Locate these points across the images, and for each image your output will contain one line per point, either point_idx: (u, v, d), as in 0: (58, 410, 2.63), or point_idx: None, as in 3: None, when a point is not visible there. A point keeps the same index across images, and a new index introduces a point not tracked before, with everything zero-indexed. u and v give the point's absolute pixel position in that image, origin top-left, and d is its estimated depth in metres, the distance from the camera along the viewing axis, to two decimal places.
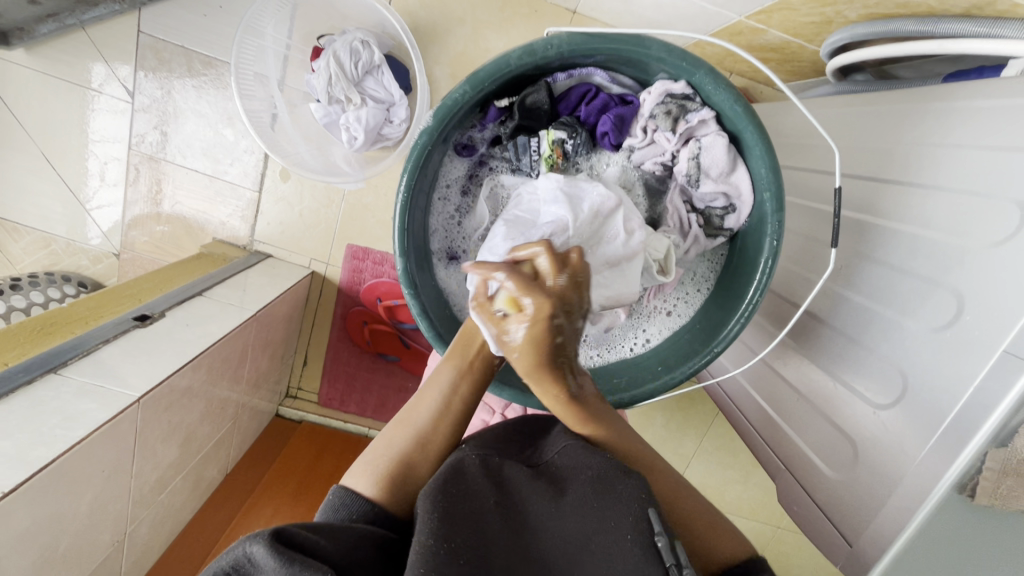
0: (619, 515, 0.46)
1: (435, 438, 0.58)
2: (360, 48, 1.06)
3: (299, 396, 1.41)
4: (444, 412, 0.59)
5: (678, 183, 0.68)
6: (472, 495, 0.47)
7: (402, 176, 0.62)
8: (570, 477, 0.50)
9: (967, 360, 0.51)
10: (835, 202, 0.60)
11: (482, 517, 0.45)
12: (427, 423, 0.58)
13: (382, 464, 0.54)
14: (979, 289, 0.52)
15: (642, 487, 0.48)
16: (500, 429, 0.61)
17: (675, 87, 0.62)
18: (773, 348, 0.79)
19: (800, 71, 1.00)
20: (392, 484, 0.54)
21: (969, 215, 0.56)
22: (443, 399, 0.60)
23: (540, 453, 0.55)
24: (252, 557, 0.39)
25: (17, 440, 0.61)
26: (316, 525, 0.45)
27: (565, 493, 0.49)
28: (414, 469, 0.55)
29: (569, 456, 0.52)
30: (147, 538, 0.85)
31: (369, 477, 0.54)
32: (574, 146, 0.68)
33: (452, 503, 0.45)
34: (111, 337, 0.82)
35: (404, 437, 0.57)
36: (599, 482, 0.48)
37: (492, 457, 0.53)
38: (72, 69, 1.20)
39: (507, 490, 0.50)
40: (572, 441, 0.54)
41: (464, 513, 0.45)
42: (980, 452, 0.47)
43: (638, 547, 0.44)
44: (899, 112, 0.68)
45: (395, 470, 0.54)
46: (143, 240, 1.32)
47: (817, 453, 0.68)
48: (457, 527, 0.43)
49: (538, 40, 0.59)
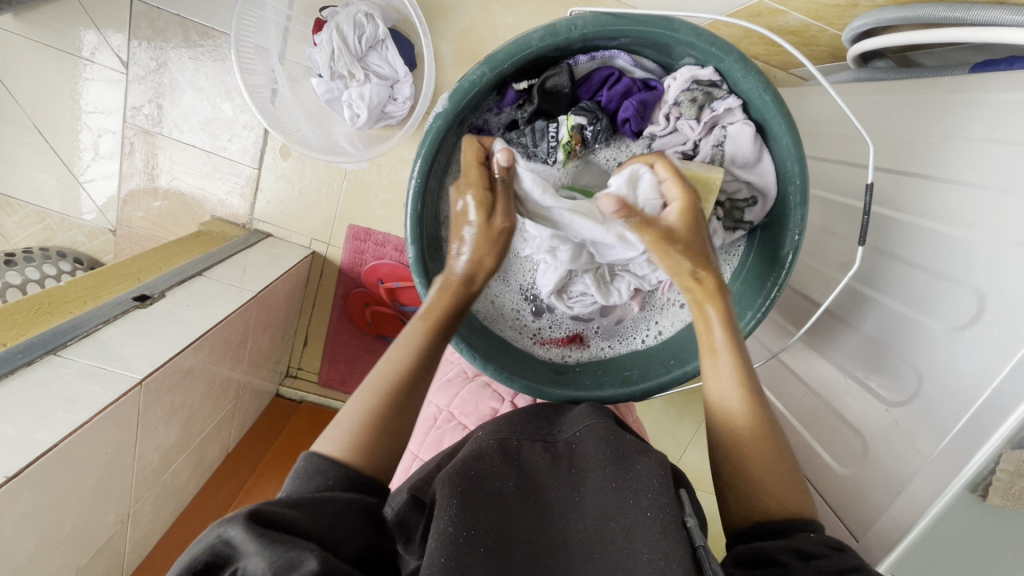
0: (641, 492, 0.45)
1: (411, 394, 0.53)
2: (364, 21, 1.02)
3: (299, 376, 1.40)
4: (418, 374, 0.54)
5: None
6: (490, 479, 0.48)
7: (417, 160, 0.61)
8: (589, 458, 0.51)
9: (985, 359, 0.50)
10: (866, 200, 0.56)
11: (501, 499, 0.47)
12: (400, 385, 0.52)
13: (355, 433, 0.49)
14: (1002, 286, 0.51)
15: (662, 465, 0.47)
16: (510, 418, 0.61)
17: (702, 74, 0.60)
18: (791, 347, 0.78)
19: (818, 55, 0.98)
20: (369, 449, 0.49)
21: (992, 212, 0.54)
22: (421, 357, 0.54)
23: (557, 433, 0.56)
24: (229, 542, 0.38)
25: (18, 423, 0.59)
26: (294, 498, 0.43)
27: (584, 474, 0.50)
28: (395, 429, 0.51)
29: (588, 437, 0.53)
30: (150, 520, 0.85)
31: (342, 441, 0.49)
32: (593, 133, 0.64)
33: (470, 486, 0.46)
34: (112, 318, 0.80)
35: (378, 398, 0.51)
36: (620, 462, 0.48)
37: (509, 439, 0.54)
38: (64, 37, 1.15)
39: (526, 473, 0.51)
40: (591, 423, 0.55)
41: (483, 496, 0.46)
42: (994, 453, 0.47)
43: (662, 522, 0.42)
44: (922, 102, 0.66)
45: (369, 437, 0.49)
46: (140, 216, 1.30)
47: (828, 449, 0.68)
48: (479, 515, 0.44)
49: (561, 21, 0.56)
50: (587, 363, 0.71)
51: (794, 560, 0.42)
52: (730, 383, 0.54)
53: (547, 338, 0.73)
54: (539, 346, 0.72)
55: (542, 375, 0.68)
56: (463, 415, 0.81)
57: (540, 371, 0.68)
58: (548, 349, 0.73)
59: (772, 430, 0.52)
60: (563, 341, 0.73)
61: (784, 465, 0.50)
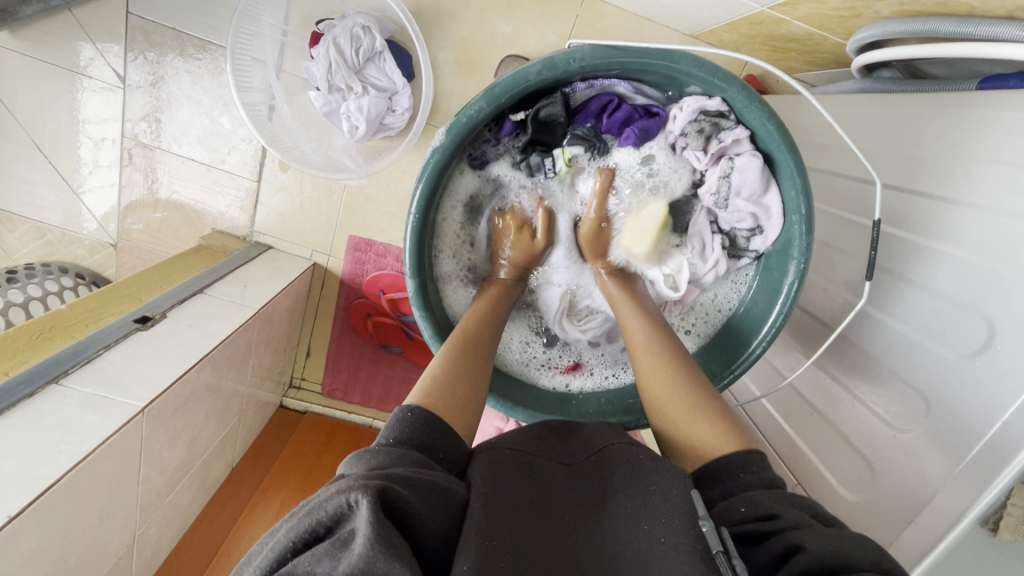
0: (655, 517, 0.44)
1: (473, 361, 0.59)
2: (361, 34, 1.02)
3: (303, 386, 1.40)
4: (479, 346, 0.61)
5: (705, 204, 0.66)
6: (511, 490, 0.46)
7: (415, 197, 0.60)
8: (617, 475, 0.50)
9: (997, 389, 0.49)
10: (874, 236, 0.58)
11: (520, 512, 0.44)
12: (465, 348, 0.60)
13: (430, 381, 0.54)
14: (1013, 314, 0.50)
15: (681, 477, 0.47)
16: (528, 433, 0.59)
17: (709, 105, 0.59)
18: (804, 373, 0.76)
19: (821, 62, 0.96)
20: (455, 402, 0.53)
21: (1003, 236, 0.53)
22: (479, 332, 0.63)
23: (575, 454, 0.55)
24: (351, 507, 0.36)
25: (20, 458, 0.59)
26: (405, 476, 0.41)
27: (603, 498, 0.49)
28: (471, 391, 0.56)
29: (608, 463, 0.53)
30: (155, 540, 0.85)
31: (420, 392, 0.53)
32: (591, 158, 0.68)
33: (492, 495, 0.44)
34: (114, 342, 0.80)
35: (450, 357, 0.58)
36: (636, 485, 0.48)
37: (528, 455, 0.53)
38: (60, 53, 1.15)
39: (546, 488, 0.48)
40: (611, 449, 0.54)
41: (504, 508, 0.44)
42: (1006, 488, 0.46)
43: (676, 547, 0.41)
44: (931, 118, 0.64)
45: (450, 389, 0.54)
46: (139, 229, 1.30)
47: (832, 470, 0.67)
48: (500, 526, 0.42)
49: (560, 54, 0.55)
50: (591, 392, 0.71)
51: (749, 544, 0.42)
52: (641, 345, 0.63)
53: (551, 365, 0.73)
54: (544, 374, 0.72)
55: (548, 404, 0.68)
56: None
57: (545, 401, 0.68)
58: (553, 377, 0.72)
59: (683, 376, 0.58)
60: (568, 369, 0.73)
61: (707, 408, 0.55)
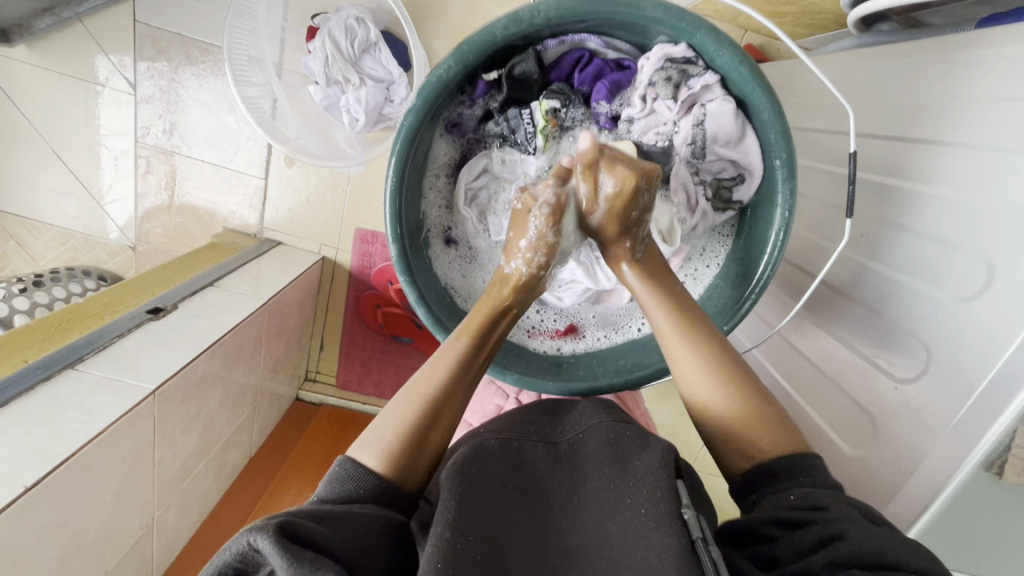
0: (637, 491, 0.46)
1: (444, 407, 0.55)
2: (355, 26, 1.03)
3: (318, 379, 1.43)
4: (458, 385, 0.57)
5: (681, 156, 0.66)
6: (491, 478, 0.49)
7: (393, 159, 0.61)
8: (591, 459, 0.52)
9: (998, 328, 0.48)
10: (851, 169, 0.57)
11: (499, 499, 0.47)
12: (439, 395, 0.55)
13: (389, 441, 0.51)
14: (1011, 251, 0.49)
15: (663, 457, 0.48)
16: (522, 415, 0.62)
17: (675, 51, 0.61)
18: (790, 321, 0.78)
19: (820, 23, 0.94)
20: (401, 463, 0.51)
21: (1000, 173, 0.51)
22: (456, 374, 0.57)
23: (560, 433, 0.57)
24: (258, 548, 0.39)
25: (36, 436, 0.62)
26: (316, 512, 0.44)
27: (585, 475, 0.50)
28: (426, 441, 0.53)
29: (592, 440, 0.53)
30: (174, 524, 0.88)
31: (378, 451, 0.51)
32: (568, 114, 0.69)
33: (471, 485, 0.47)
34: (126, 331, 0.83)
35: (419, 408, 0.54)
36: (620, 462, 0.49)
37: (511, 438, 0.55)
38: (75, 65, 1.20)
39: (527, 471, 0.51)
40: (593, 426, 0.55)
41: (483, 497, 0.46)
42: (1009, 428, 0.45)
43: (657, 517, 0.43)
44: (924, 62, 0.62)
45: (410, 451, 0.52)
46: (157, 232, 1.34)
47: (835, 428, 0.66)
48: (476, 518, 0.44)
49: (525, 8, 0.57)
50: (583, 353, 0.72)
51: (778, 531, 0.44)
52: (688, 358, 0.56)
53: (542, 329, 0.74)
54: (534, 339, 0.73)
55: (538, 368, 0.68)
56: (469, 413, 0.80)
57: (539, 364, 0.69)
58: (544, 342, 0.73)
59: (742, 382, 0.54)
60: (557, 333, 0.74)
61: (778, 422, 0.52)
